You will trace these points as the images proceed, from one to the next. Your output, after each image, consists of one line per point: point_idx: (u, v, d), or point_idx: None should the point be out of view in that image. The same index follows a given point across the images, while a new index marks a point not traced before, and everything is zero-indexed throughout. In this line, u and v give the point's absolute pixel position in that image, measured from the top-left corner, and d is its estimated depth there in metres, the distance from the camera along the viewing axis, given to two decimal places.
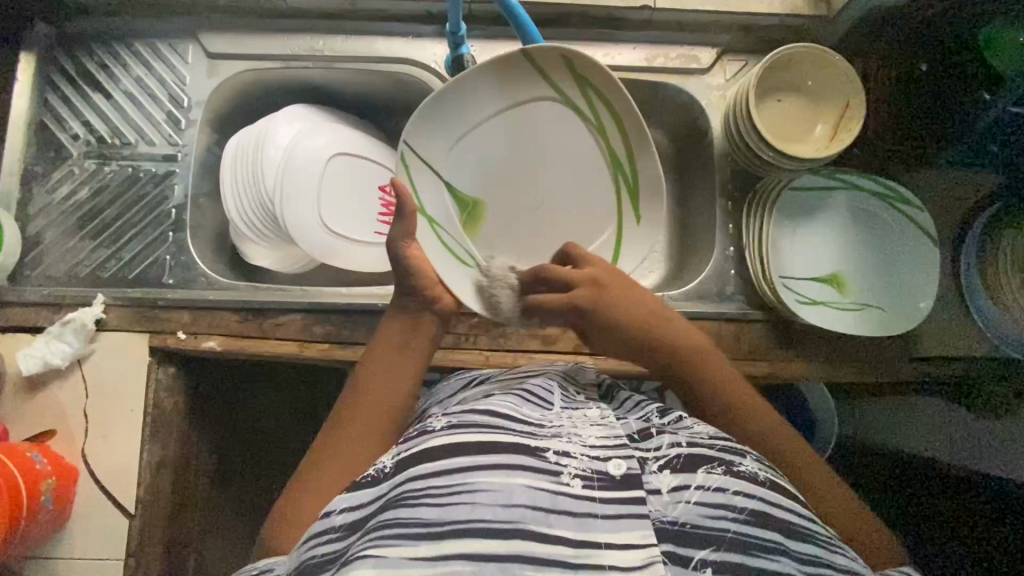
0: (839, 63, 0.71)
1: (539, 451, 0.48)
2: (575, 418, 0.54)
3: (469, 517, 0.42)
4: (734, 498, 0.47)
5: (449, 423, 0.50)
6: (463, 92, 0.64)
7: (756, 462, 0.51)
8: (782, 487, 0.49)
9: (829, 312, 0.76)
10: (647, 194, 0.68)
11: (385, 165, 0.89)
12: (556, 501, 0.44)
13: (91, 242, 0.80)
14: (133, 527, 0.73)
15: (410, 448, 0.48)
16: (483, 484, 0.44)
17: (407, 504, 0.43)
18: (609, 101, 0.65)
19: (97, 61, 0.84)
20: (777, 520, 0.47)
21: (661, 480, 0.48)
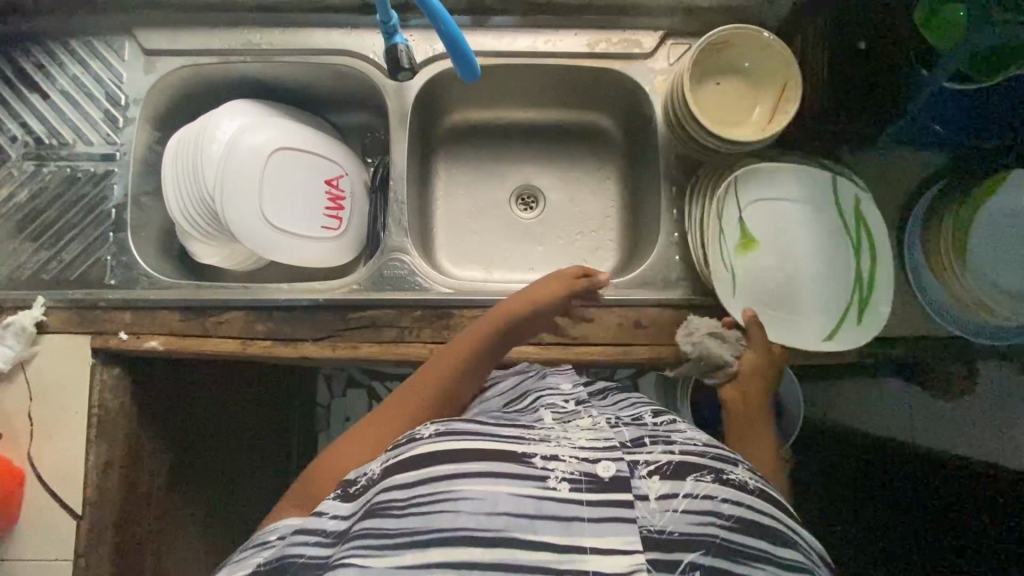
0: (773, 43, 0.70)
1: (524, 456, 0.47)
2: (567, 426, 0.55)
3: (453, 524, 0.43)
4: (722, 505, 0.47)
5: (437, 430, 0.49)
6: (814, 178, 0.76)
7: (750, 470, 0.51)
8: (768, 495, 0.50)
9: (770, 298, 0.75)
10: (876, 307, 0.73)
11: (333, 160, 0.88)
12: (541, 507, 0.44)
13: (31, 244, 0.80)
14: (80, 528, 0.74)
15: (398, 454, 0.48)
16: (467, 492, 0.44)
17: (390, 513, 0.44)
18: (870, 231, 0.75)
19: (33, 61, 0.83)
20: (761, 527, 0.47)
21: (650, 486, 0.47)
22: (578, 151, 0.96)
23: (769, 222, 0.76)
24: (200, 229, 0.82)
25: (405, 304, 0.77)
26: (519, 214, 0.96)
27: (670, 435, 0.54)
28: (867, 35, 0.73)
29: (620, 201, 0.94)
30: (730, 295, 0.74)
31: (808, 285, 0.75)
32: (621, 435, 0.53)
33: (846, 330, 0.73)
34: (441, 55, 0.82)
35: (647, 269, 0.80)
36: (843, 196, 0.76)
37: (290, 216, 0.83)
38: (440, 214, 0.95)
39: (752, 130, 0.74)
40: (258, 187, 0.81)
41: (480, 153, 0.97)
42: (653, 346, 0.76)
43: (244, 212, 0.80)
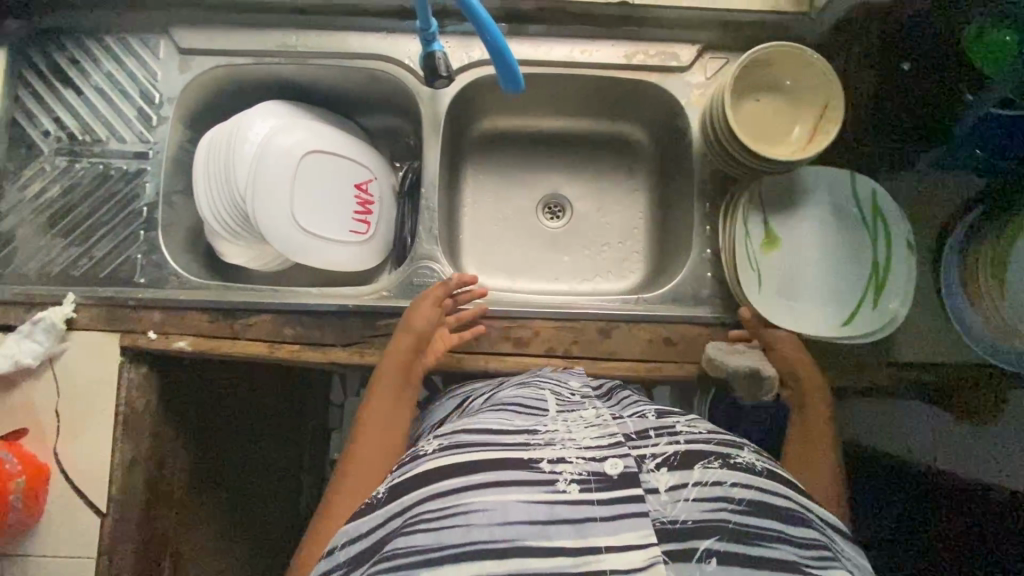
0: (816, 61, 0.69)
1: (532, 462, 0.46)
2: (570, 424, 0.53)
3: (466, 538, 0.41)
4: (732, 489, 0.46)
5: (441, 445, 0.49)
6: (829, 179, 0.75)
7: (756, 454, 0.50)
8: (779, 479, 0.49)
9: (795, 307, 0.74)
10: (897, 293, 0.72)
11: (359, 163, 0.87)
12: (554, 511, 0.43)
13: (62, 241, 0.80)
14: (105, 526, 0.74)
15: (402, 473, 0.48)
16: (477, 504, 0.43)
17: (406, 534, 0.43)
18: (889, 225, 0.73)
19: (68, 56, 0.83)
20: (775, 508, 0.46)
21: (659, 479, 0.46)
22: (607, 161, 0.95)
23: (789, 222, 0.75)
24: (224, 228, 0.82)
25: None
26: (546, 223, 0.95)
27: (673, 425, 0.53)
28: (913, 55, 0.72)
29: (649, 214, 0.93)
30: (756, 291, 0.73)
31: (830, 280, 0.74)
32: (624, 428, 0.52)
33: (870, 316, 0.72)
34: (477, 63, 0.81)
35: (678, 284, 0.79)
36: (860, 192, 0.74)
37: (314, 202, 0.83)
38: (466, 221, 0.94)
39: (790, 149, 0.73)
40: (287, 183, 0.80)
41: (508, 161, 0.96)
42: (681, 363, 0.76)
43: (269, 197, 0.79)
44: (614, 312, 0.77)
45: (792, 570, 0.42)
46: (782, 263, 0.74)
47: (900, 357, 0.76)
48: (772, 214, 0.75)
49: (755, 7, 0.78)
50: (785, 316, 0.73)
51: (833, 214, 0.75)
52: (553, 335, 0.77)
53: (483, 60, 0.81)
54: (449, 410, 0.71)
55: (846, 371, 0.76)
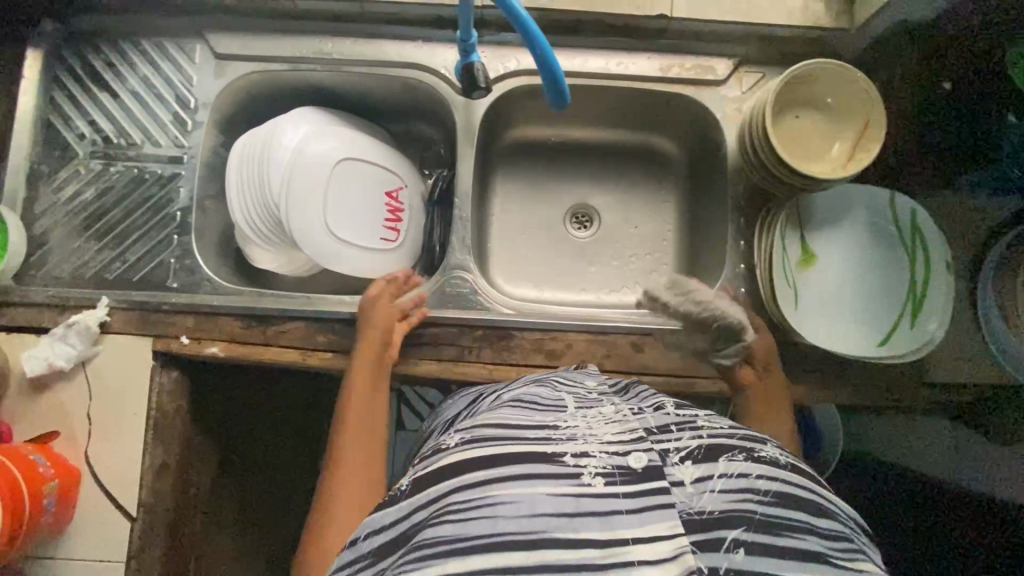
0: (861, 79, 0.69)
1: (555, 456, 0.42)
2: (590, 419, 0.48)
3: (494, 530, 0.38)
4: (757, 481, 0.42)
5: (462, 438, 0.45)
6: (867, 199, 0.76)
7: (779, 447, 0.47)
8: (803, 471, 0.45)
9: (828, 325, 0.74)
10: (935, 315, 0.72)
11: (390, 169, 0.87)
12: (580, 503, 0.39)
13: (96, 243, 0.80)
14: (134, 530, 0.73)
15: (426, 465, 0.44)
16: (503, 496, 0.39)
17: (431, 529, 0.39)
18: (927, 246, 0.73)
19: (103, 59, 0.83)
20: (801, 499, 0.42)
21: (683, 471, 0.42)
22: (637, 172, 0.95)
23: (825, 241, 0.76)
24: (259, 235, 0.82)
25: (466, 324, 0.77)
26: (574, 233, 0.95)
27: (695, 417, 0.48)
28: (950, 75, 0.73)
29: (678, 226, 0.93)
30: (791, 307, 0.74)
31: (865, 299, 0.75)
32: (645, 421, 0.47)
33: (904, 337, 0.72)
34: (513, 73, 0.81)
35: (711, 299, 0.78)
36: (899, 215, 0.75)
37: (349, 210, 0.83)
38: (494, 230, 0.94)
39: (831, 166, 0.72)
40: (322, 190, 0.80)
41: (537, 170, 0.96)
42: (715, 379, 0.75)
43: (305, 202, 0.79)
44: (646, 326, 0.77)
45: (818, 561, 0.39)
46: (817, 280, 0.75)
47: (935, 378, 0.75)
48: (808, 231, 0.76)
49: (792, 22, 0.78)
50: (818, 332, 0.74)
51: (869, 233, 0.76)
52: (585, 348, 0.76)
53: (518, 70, 0.81)
54: (460, 407, 0.65)
55: (879, 391, 0.75)
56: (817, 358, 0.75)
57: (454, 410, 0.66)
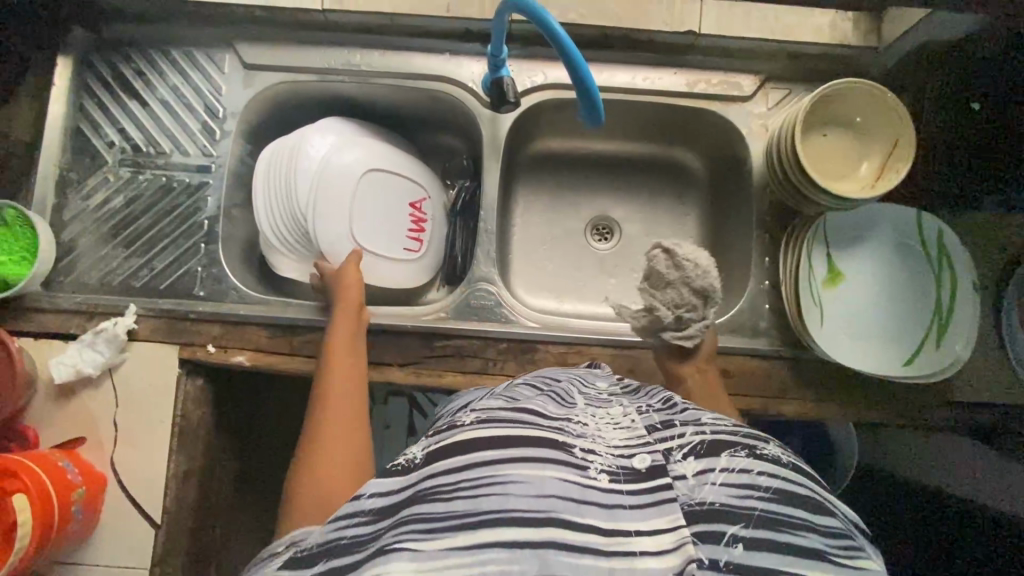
0: (891, 98, 0.69)
1: (565, 446, 0.43)
2: (598, 418, 0.49)
3: (503, 506, 0.38)
4: (759, 477, 0.43)
5: (478, 418, 0.45)
6: (894, 218, 0.76)
7: (782, 447, 0.47)
8: (804, 472, 0.45)
9: (854, 343, 0.74)
10: (961, 335, 0.72)
11: (411, 177, 0.87)
12: (586, 493, 0.40)
13: (123, 251, 0.81)
14: (158, 538, 0.73)
15: (441, 439, 0.43)
16: (514, 476, 0.40)
17: (439, 496, 0.39)
18: (955, 266, 0.73)
19: (133, 68, 0.83)
20: (801, 497, 0.42)
21: (685, 466, 0.43)
22: (659, 185, 0.95)
23: (851, 260, 0.76)
24: (283, 241, 0.82)
25: (490, 336, 0.77)
26: (595, 245, 0.94)
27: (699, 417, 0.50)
28: (982, 96, 0.73)
29: (699, 239, 0.92)
30: (818, 326, 0.74)
31: (891, 319, 0.75)
32: (649, 421, 0.49)
33: (930, 357, 0.72)
34: (539, 87, 0.82)
35: (735, 314, 0.78)
36: (926, 232, 0.75)
37: (374, 218, 0.84)
38: (516, 240, 0.94)
39: (859, 186, 0.72)
40: (350, 199, 0.81)
41: (559, 182, 0.96)
42: (739, 396, 0.75)
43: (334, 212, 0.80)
44: None
45: (815, 558, 0.39)
46: (843, 296, 0.75)
47: (958, 398, 0.75)
48: (835, 247, 0.76)
49: (821, 40, 0.79)
50: (844, 352, 0.74)
51: (895, 252, 0.76)
52: (609, 362, 0.77)
53: (545, 85, 0.82)
54: (468, 397, 0.64)
55: (903, 410, 0.75)
56: (840, 376, 0.75)
57: (462, 400, 0.63)
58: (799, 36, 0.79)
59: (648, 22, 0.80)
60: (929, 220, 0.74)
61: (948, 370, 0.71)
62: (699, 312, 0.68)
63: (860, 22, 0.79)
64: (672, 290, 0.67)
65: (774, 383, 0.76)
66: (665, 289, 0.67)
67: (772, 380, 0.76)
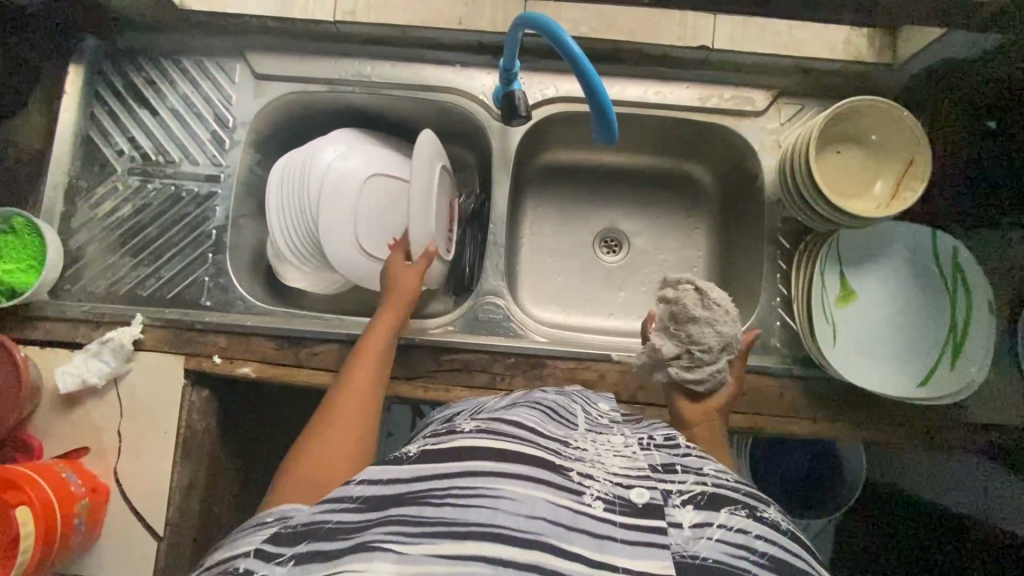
0: (906, 118, 0.68)
1: (562, 469, 0.43)
2: (598, 443, 0.50)
3: (492, 520, 0.38)
4: (756, 541, 0.43)
5: (477, 427, 0.47)
6: (907, 234, 0.75)
7: (781, 514, 0.47)
8: (802, 544, 0.45)
9: (867, 363, 0.73)
10: (977, 355, 0.70)
11: None
12: (577, 520, 0.40)
13: (131, 259, 0.80)
14: (160, 551, 0.72)
15: (438, 441, 0.45)
16: (508, 492, 0.40)
17: (431, 501, 0.39)
18: (970, 285, 0.72)
19: (144, 77, 0.83)
20: (797, 568, 0.42)
21: (683, 514, 0.44)
22: (669, 198, 0.94)
23: (864, 277, 0.75)
24: (293, 252, 0.82)
25: (499, 351, 0.76)
26: (603, 258, 0.94)
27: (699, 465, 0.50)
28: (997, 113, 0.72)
29: (709, 254, 0.91)
30: (831, 344, 0.73)
31: (904, 338, 0.74)
32: (651, 460, 0.49)
33: (945, 378, 0.71)
34: (549, 100, 0.81)
35: (746, 331, 0.77)
36: (940, 251, 0.74)
37: (440, 219, 0.80)
38: (524, 252, 0.93)
39: (874, 205, 0.72)
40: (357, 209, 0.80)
41: (568, 194, 0.96)
42: (750, 415, 0.74)
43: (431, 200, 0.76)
44: None
45: None
46: (858, 316, 0.74)
47: (973, 420, 0.74)
48: (848, 267, 0.75)
49: (835, 56, 0.79)
50: (858, 371, 0.72)
51: (908, 270, 0.75)
52: (618, 378, 0.76)
53: (556, 98, 0.81)
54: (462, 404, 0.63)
55: (915, 431, 0.74)
56: (852, 396, 0.74)
57: (453, 408, 0.62)
58: (813, 52, 0.79)
59: (660, 37, 0.80)
60: (942, 239, 0.74)
61: (967, 389, 0.70)
62: (714, 356, 0.66)
63: (874, 38, 0.78)
64: (694, 326, 0.67)
65: (785, 402, 0.75)
66: (687, 324, 0.67)
67: (784, 398, 0.75)
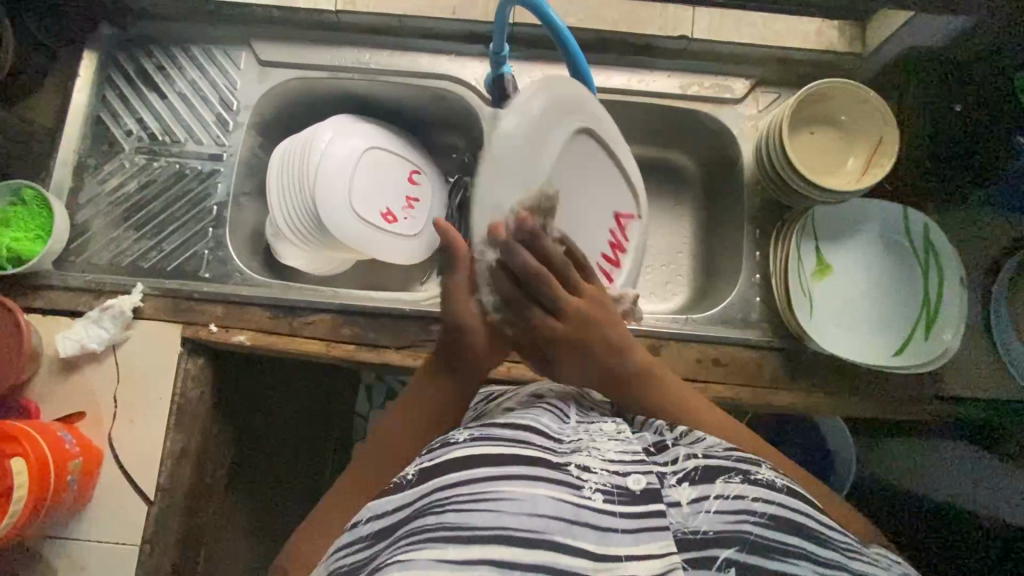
0: (873, 99, 0.72)
1: (561, 464, 0.44)
2: (592, 431, 0.50)
3: (497, 523, 0.38)
4: (754, 503, 0.42)
5: (472, 436, 0.47)
6: (878, 210, 0.78)
7: (775, 470, 0.46)
8: (797, 494, 0.45)
9: (845, 336, 0.75)
10: (949, 324, 0.73)
11: (411, 160, 0.91)
12: (578, 514, 0.40)
13: (134, 234, 0.83)
14: (150, 514, 0.74)
15: (434, 458, 0.46)
16: (508, 493, 0.40)
17: (434, 512, 0.41)
18: (940, 260, 0.75)
19: (154, 62, 0.88)
20: (799, 525, 0.42)
21: (680, 492, 0.42)
22: (655, 185, 0.97)
23: (838, 254, 0.78)
24: (289, 230, 0.85)
25: None
26: None
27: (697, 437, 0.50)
28: (961, 98, 0.76)
29: (693, 238, 0.94)
30: (809, 317, 0.75)
31: (877, 311, 0.77)
32: (644, 442, 0.49)
33: (921, 349, 0.74)
34: None
35: (726, 306, 0.80)
36: (911, 227, 0.77)
37: (581, 222, 0.68)
38: None
39: (847, 179, 0.75)
40: (352, 184, 0.84)
41: None
42: (730, 385, 0.76)
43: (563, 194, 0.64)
44: (664, 331, 0.77)
45: None
46: (832, 291, 0.77)
47: (950, 393, 0.75)
48: (824, 243, 0.78)
49: (809, 45, 0.83)
50: (835, 343, 0.75)
51: (879, 246, 0.78)
52: None
53: None
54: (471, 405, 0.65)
55: (897, 404, 0.75)
56: (831, 369, 0.76)
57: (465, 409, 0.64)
58: (788, 42, 0.83)
59: (643, 27, 0.84)
60: (911, 214, 0.77)
61: (943, 358, 0.72)
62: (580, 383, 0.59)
63: (845, 30, 0.83)
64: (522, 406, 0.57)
65: (765, 373, 0.76)
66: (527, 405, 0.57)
67: (763, 370, 0.77)
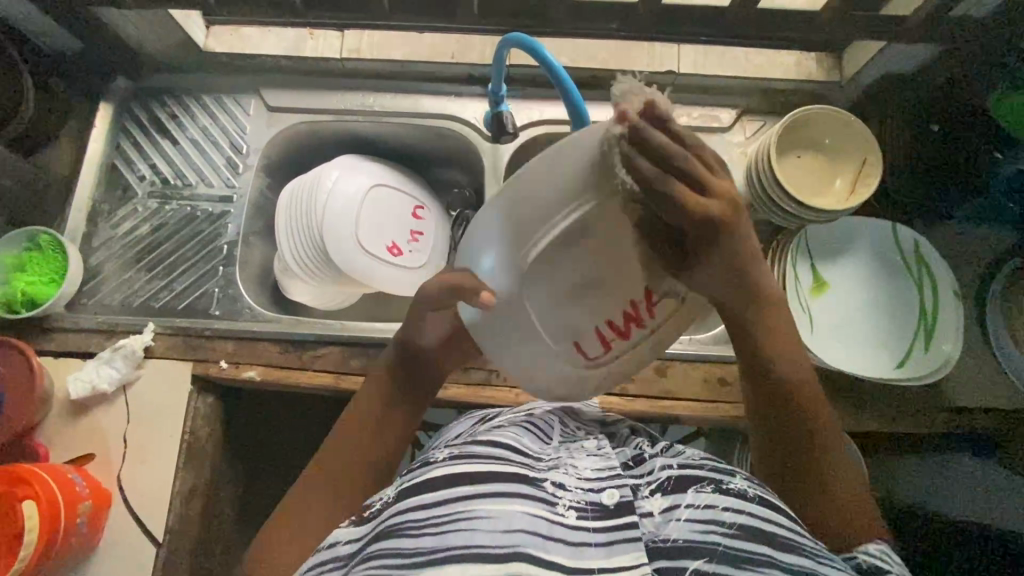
0: (855, 122, 0.77)
1: (536, 481, 0.43)
2: (573, 450, 0.50)
3: (469, 543, 0.38)
4: (724, 512, 0.42)
5: (449, 455, 0.46)
6: (871, 229, 0.81)
7: (749, 479, 0.45)
8: (773, 502, 0.44)
9: (844, 349, 0.77)
10: (945, 337, 0.75)
11: (413, 195, 0.94)
12: (551, 531, 0.40)
13: (145, 274, 0.85)
14: (158, 557, 0.72)
15: (410, 478, 0.44)
16: (481, 512, 0.40)
17: (406, 534, 0.40)
18: (935, 277, 0.77)
19: (167, 111, 0.92)
20: (768, 533, 0.41)
21: (652, 503, 0.44)
22: None
23: (834, 271, 0.80)
24: (297, 266, 0.87)
25: None
26: None
27: (670, 449, 0.50)
28: (938, 118, 0.80)
29: None
30: (809, 332, 0.77)
31: (875, 325, 0.78)
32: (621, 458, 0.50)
33: (922, 360, 0.75)
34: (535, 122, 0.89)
35: None
36: (903, 245, 0.80)
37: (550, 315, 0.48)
38: None
39: (836, 199, 0.78)
40: (359, 219, 0.86)
41: None
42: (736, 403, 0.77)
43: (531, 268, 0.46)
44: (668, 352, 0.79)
45: None
46: (828, 305, 0.79)
47: (959, 403, 0.76)
48: (819, 260, 0.81)
49: (790, 76, 0.88)
50: (835, 357, 0.76)
51: (875, 264, 0.80)
52: None
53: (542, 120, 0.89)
54: (459, 429, 0.61)
55: (903, 416, 0.76)
56: (838, 382, 0.77)
57: (454, 431, 0.60)
58: (769, 74, 0.88)
59: (633, 65, 0.89)
60: (902, 232, 0.80)
61: (945, 368, 0.73)
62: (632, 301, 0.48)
63: (823, 62, 0.88)
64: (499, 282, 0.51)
65: None
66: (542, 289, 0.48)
67: None
